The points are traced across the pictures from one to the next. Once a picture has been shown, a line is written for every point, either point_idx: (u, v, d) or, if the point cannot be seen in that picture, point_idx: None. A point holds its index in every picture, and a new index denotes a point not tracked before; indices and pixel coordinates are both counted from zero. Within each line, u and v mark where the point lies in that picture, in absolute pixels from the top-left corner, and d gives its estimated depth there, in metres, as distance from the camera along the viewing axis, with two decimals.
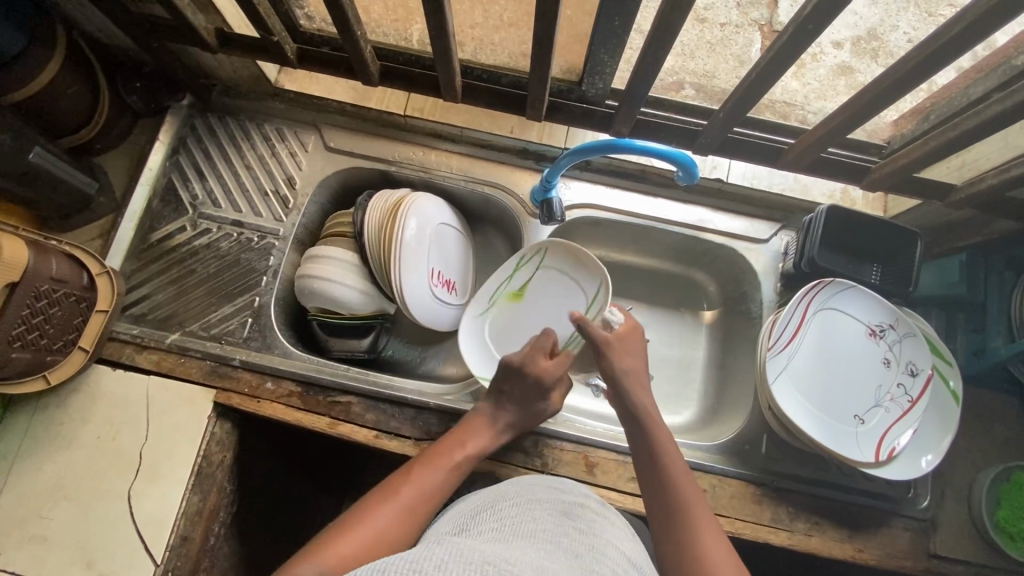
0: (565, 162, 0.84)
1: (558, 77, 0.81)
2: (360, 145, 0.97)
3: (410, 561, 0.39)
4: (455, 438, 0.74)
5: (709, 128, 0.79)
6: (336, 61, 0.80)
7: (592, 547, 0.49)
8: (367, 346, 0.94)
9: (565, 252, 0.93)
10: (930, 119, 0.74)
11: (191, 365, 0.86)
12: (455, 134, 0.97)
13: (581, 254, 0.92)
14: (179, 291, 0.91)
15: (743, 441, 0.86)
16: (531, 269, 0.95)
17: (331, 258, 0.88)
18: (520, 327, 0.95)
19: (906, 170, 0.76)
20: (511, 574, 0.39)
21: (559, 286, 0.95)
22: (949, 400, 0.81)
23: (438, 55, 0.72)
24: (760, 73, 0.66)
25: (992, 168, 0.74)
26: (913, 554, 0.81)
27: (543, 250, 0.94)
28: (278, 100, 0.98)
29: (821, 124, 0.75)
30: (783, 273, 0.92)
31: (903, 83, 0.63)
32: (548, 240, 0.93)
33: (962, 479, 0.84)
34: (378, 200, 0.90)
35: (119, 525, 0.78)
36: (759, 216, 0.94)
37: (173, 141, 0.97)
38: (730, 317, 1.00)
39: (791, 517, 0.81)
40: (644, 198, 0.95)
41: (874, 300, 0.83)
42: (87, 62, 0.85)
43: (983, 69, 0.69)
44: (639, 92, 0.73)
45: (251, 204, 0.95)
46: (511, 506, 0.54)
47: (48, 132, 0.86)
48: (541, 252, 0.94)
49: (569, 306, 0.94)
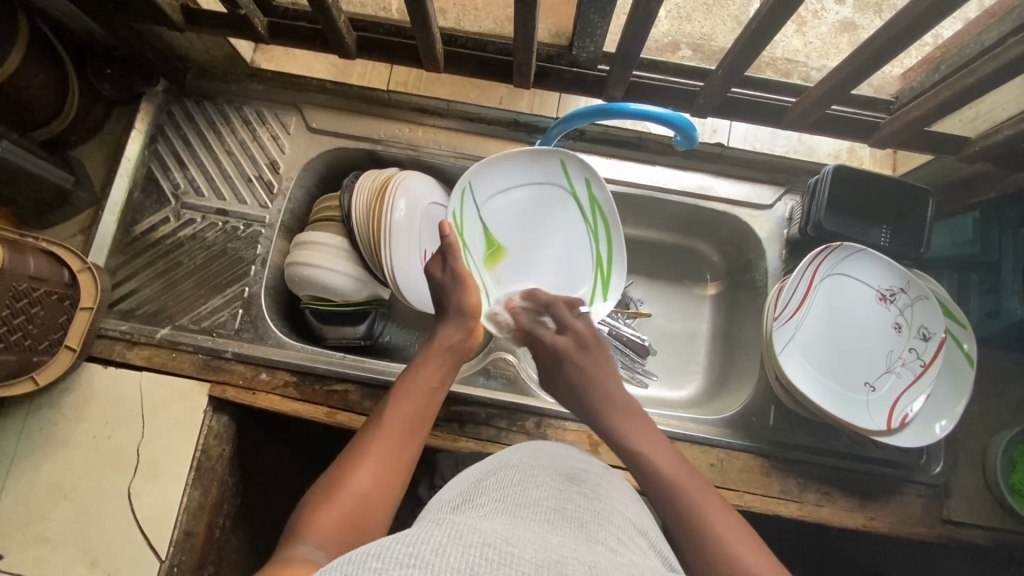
0: (555, 133, 0.82)
1: (546, 42, 0.77)
2: (344, 124, 0.93)
3: (403, 544, 0.35)
4: (429, 371, 0.69)
5: (707, 89, 0.75)
6: (311, 35, 0.76)
7: (597, 514, 0.47)
8: (363, 333, 0.92)
9: (487, 182, 0.85)
10: (941, 70, 0.70)
11: (183, 360, 0.84)
12: (442, 108, 0.93)
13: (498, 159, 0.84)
14: (166, 284, 0.88)
15: (750, 414, 0.84)
16: (473, 214, 0.84)
17: (318, 244, 0.85)
18: (528, 254, 0.88)
19: (918, 125, 0.72)
20: (514, 552, 0.36)
21: (515, 203, 0.87)
22: (963, 363, 0.79)
23: (417, 22, 0.67)
24: (758, 27, 0.62)
25: (1007, 119, 0.71)
26: (925, 520, 0.79)
27: (468, 187, 0.83)
28: (256, 81, 0.94)
29: (825, 78, 0.70)
30: (789, 239, 0.89)
31: (913, 30, 0.59)
32: (463, 176, 0.82)
33: (976, 443, 0.83)
34: (365, 180, 0.87)
35: (121, 523, 0.77)
36: (762, 181, 0.90)
37: (151, 129, 0.93)
38: (734, 288, 0.97)
39: (800, 488, 0.80)
40: (644, 167, 0.91)
41: (881, 264, 0.80)
42: (53, 49, 0.81)
43: (998, 13, 0.64)
44: (632, 54, 0.69)
45: (235, 192, 0.92)
46: (509, 477, 0.52)
47: (18, 125, 0.83)
48: (466, 194, 0.83)
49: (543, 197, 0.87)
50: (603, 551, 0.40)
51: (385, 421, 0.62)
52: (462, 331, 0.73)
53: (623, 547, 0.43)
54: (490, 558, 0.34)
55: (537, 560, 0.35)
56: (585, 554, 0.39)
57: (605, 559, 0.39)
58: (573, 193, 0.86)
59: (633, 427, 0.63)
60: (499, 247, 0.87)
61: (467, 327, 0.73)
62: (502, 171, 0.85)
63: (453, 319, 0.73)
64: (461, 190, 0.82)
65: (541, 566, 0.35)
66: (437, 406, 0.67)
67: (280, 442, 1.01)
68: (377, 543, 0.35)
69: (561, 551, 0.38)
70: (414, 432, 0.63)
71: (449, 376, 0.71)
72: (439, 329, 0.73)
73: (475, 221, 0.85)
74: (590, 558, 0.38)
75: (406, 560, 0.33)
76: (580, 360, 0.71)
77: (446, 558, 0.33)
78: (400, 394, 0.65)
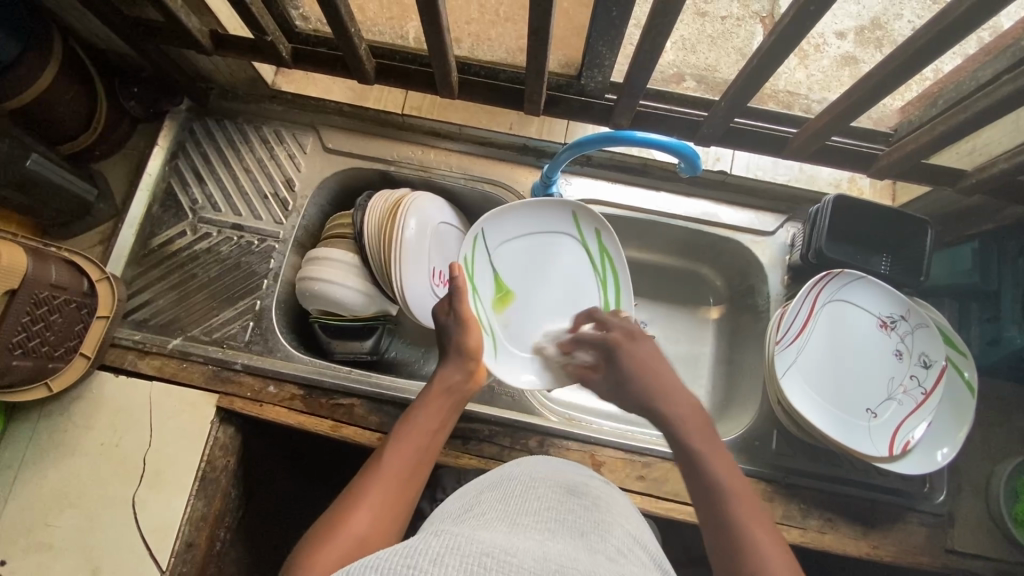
0: (563, 158, 0.83)
1: (556, 72, 0.80)
2: (359, 146, 0.96)
3: (403, 555, 0.36)
4: (432, 415, 0.69)
5: (710, 118, 0.78)
6: (331, 60, 0.79)
7: (597, 525, 0.47)
8: (370, 348, 0.93)
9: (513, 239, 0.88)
10: (938, 105, 0.73)
11: (193, 371, 0.85)
12: (454, 132, 0.96)
13: (508, 209, 0.85)
14: (180, 295, 0.91)
15: (752, 438, 0.84)
16: (485, 262, 0.86)
17: (332, 260, 0.87)
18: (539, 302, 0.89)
19: (915, 156, 0.74)
20: (512, 562, 0.36)
21: (524, 249, 0.89)
22: (964, 391, 0.79)
23: (434, 50, 0.71)
24: (761, 59, 0.65)
25: (1003, 153, 0.73)
26: (929, 550, 0.79)
27: (481, 231, 0.85)
28: (277, 102, 0.98)
29: (825, 110, 0.73)
30: (790, 265, 0.90)
31: (910, 66, 0.62)
32: (480, 222, 0.85)
33: (979, 472, 0.82)
34: (378, 199, 0.90)
35: (125, 532, 0.77)
36: (763, 208, 0.93)
37: (173, 146, 0.97)
38: (737, 313, 0.99)
39: (802, 514, 0.80)
40: (648, 192, 0.94)
41: (882, 291, 0.82)
42: (84, 68, 0.85)
43: (992, 53, 0.67)
44: (640, 85, 0.72)
45: (250, 208, 0.94)
46: (511, 489, 0.53)
47: (47, 139, 0.86)
48: (478, 240, 0.85)
49: (557, 250, 0.89)
50: (602, 560, 0.41)
51: (385, 462, 0.62)
52: (463, 372, 0.74)
53: (623, 558, 0.43)
54: (488, 567, 0.35)
55: (534, 569, 0.36)
56: (585, 564, 0.39)
57: (603, 569, 0.40)
58: (583, 244, 0.89)
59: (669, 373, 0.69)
60: (506, 292, 0.88)
61: (470, 371, 0.75)
62: (518, 218, 0.87)
63: (452, 359, 0.75)
64: (475, 237, 0.84)
65: None
66: (437, 448, 0.68)
67: (283, 455, 1.02)
68: (375, 555, 0.37)
69: (559, 561, 0.39)
70: (413, 473, 0.62)
71: (449, 422, 0.71)
72: (436, 370, 0.74)
73: (486, 267, 0.87)
74: (588, 568, 0.39)
75: (404, 569, 0.34)
76: (632, 349, 0.72)
77: (443, 567, 0.34)
78: (402, 436, 0.65)
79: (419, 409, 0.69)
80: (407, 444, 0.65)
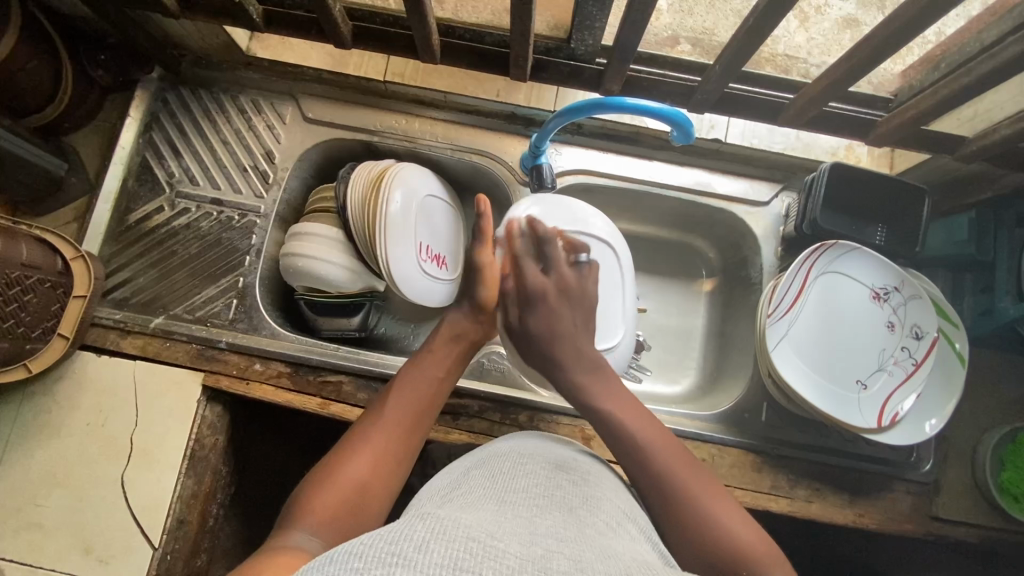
0: (553, 126, 0.80)
1: (544, 34, 0.76)
2: (341, 115, 0.92)
3: (387, 542, 0.34)
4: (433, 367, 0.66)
5: (705, 83, 0.74)
6: (307, 24, 0.75)
7: (586, 500, 0.47)
8: (358, 324, 0.92)
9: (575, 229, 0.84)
10: (940, 68, 0.70)
11: (176, 349, 0.84)
12: (439, 100, 0.93)
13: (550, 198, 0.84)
14: (161, 273, 0.88)
15: (742, 410, 0.84)
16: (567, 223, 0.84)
17: (314, 235, 0.85)
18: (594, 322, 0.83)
19: (914, 123, 0.72)
20: (499, 548, 0.35)
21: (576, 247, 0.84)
22: (954, 362, 0.80)
23: (412, 12, 0.67)
24: (756, 21, 0.61)
25: (1005, 118, 0.70)
26: (914, 518, 0.80)
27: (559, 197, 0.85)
28: (252, 70, 0.94)
29: (824, 75, 0.70)
30: (784, 236, 0.89)
31: (910, 30, 0.59)
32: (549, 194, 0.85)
33: (967, 441, 0.83)
34: (361, 171, 0.87)
35: (115, 511, 0.77)
36: (758, 177, 0.90)
37: (145, 117, 0.93)
38: (729, 285, 0.98)
39: (790, 485, 0.80)
40: (641, 161, 0.91)
41: (874, 261, 0.80)
42: (46, 35, 0.80)
43: (998, 11, 0.64)
44: (630, 48, 0.69)
45: (230, 181, 0.91)
46: (500, 465, 0.52)
47: (10, 111, 0.83)
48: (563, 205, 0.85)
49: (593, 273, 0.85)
50: (590, 538, 0.41)
51: (382, 414, 0.59)
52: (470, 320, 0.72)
53: (611, 534, 0.43)
54: (475, 552, 0.34)
55: (521, 554, 0.35)
56: (573, 543, 0.39)
57: (591, 547, 0.39)
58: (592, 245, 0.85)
59: (603, 391, 0.65)
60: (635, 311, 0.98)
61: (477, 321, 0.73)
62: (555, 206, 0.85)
63: (460, 308, 0.73)
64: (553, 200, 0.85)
65: (526, 561, 0.35)
66: (439, 398, 0.64)
67: (274, 432, 1.02)
68: (359, 541, 0.35)
69: (546, 542, 0.38)
70: (416, 426, 0.60)
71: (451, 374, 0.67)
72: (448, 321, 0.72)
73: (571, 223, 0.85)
74: (577, 548, 0.38)
75: (387, 558, 0.32)
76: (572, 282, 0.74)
77: (429, 555, 0.33)
78: (402, 388, 0.62)
79: (418, 361, 0.66)
80: (407, 397, 0.61)
